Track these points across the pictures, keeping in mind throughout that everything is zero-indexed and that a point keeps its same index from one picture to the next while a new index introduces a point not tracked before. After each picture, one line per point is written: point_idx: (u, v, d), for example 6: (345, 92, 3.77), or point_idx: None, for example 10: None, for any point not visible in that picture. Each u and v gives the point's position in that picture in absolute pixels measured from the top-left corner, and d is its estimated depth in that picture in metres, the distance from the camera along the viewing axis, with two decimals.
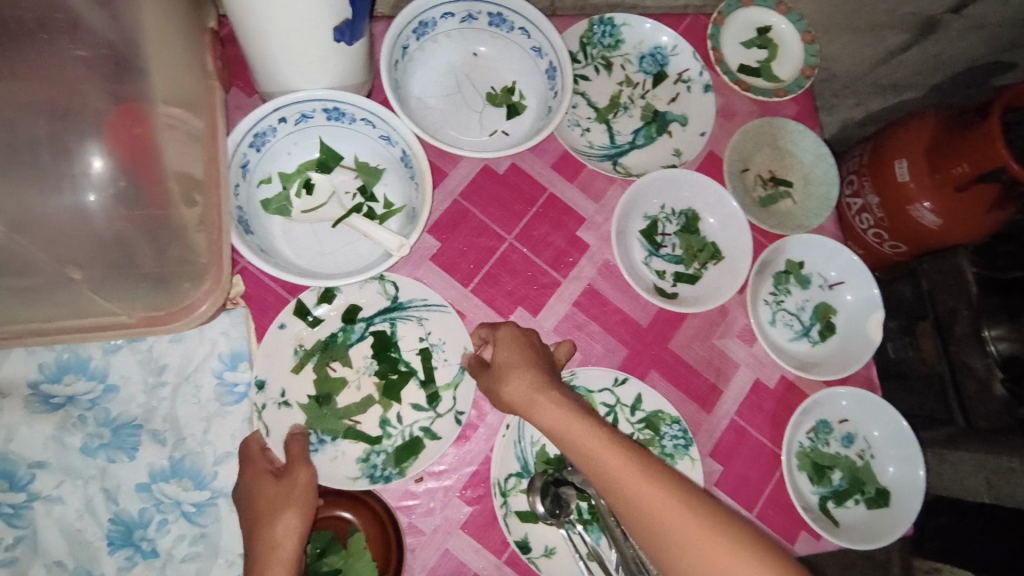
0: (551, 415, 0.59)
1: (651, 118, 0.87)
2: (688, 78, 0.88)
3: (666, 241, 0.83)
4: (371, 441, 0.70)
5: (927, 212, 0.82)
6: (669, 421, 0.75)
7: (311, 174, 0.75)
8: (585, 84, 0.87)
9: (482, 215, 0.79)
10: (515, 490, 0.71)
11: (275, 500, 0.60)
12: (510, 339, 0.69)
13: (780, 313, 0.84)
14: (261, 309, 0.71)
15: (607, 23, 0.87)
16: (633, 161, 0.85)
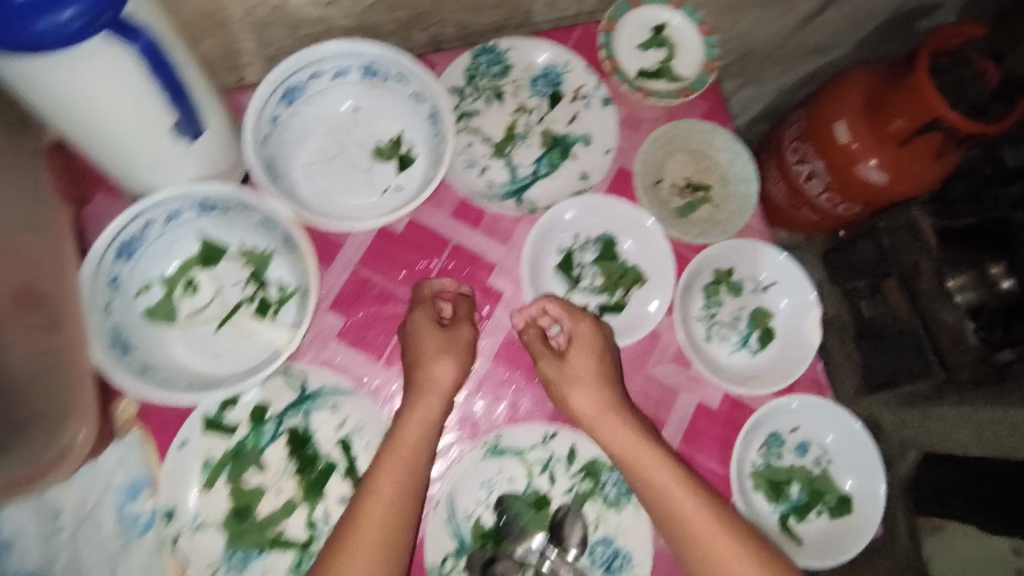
0: (624, 439, 0.66)
1: (552, 144, 0.82)
2: (586, 94, 0.83)
3: (584, 273, 0.79)
4: (299, 547, 0.66)
5: (873, 169, 0.83)
6: (609, 468, 0.72)
7: (195, 272, 0.70)
8: (475, 120, 0.81)
9: (384, 281, 0.75)
10: (455, 571, 0.67)
11: (427, 338, 0.69)
12: (585, 333, 0.71)
13: (715, 327, 0.80)
14: (162, 429, 0.66)
15: (491, 51, 0.82)
16: (539, 195, 0.80)
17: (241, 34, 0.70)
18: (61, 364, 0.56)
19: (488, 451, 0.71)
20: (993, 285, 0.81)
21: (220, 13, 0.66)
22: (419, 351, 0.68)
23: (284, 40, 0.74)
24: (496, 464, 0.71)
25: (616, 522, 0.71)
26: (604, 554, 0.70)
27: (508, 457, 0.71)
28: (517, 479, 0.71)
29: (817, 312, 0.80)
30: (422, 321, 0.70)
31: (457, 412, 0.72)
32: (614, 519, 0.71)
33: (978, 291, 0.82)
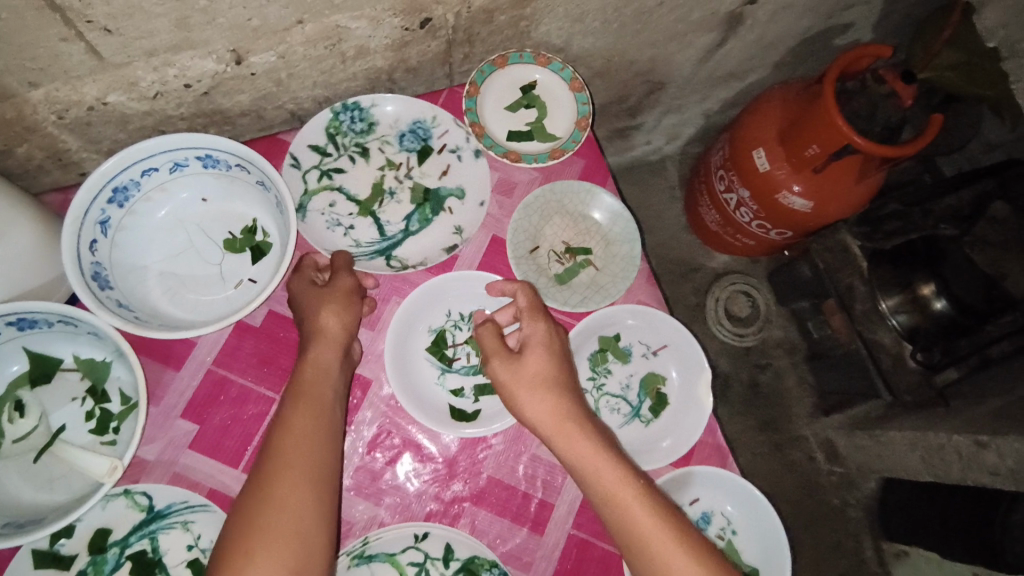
0: (579, 451, 0.63)
1: (422, 199, 0.79)
2: (457, 146, 0.80)
3: (458, 353, 0.76)
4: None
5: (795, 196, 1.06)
6: (488, 565, 0.66)
7: (24, 391, 0.65)
8: (340, 179, 0.79)
9: (243, 379, 0.71)
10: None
11: (323, 308, 0.67)
12: (541, 334, 0.68)
13: (603, 398, 0.76)
14: None
15: (352, 108, 0.78)
16: (409, 252, 0.77)
17: (61, 135, 0.67)
18: None
19: (354, 560, 0.65)
20: (922, 309, 1.08)
21: (27, 118, 0.63)
22: (312, 325, 0.66)
23: (115, 135, 0.71)
24: (365, 572, 0.66)
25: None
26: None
27: (377, 562, 0.66)
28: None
29: (708, 373, 0.75)
30: (300, 284, 0.70)
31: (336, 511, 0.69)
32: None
33: (909, 314, 1.09)
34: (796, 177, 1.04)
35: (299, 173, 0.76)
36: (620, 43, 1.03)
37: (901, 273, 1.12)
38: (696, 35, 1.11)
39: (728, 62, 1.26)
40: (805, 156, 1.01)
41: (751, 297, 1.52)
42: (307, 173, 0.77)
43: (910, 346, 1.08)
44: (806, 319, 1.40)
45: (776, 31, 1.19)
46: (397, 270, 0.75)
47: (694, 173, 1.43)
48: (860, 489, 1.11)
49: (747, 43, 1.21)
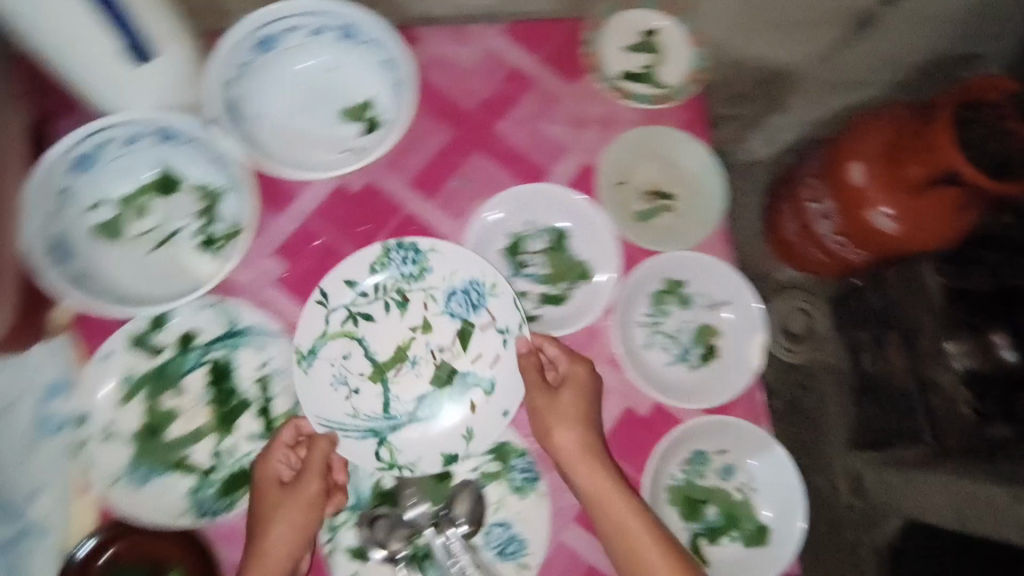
0: (593, 480, 0.67)
1: (444, 381, 0.74)
2: (505, 328, 0.74)
3: (531, 260, 0.79)
4: (201, 473, 0.68)
5: (885, 216, 0.84)
6: (517, 453, 0.72)
7: (149, 198, 0.73)
8: (365, 327, 0.74)
9: (333, 237, 0.76)
10: (347, 524, 0.69)
11: (276, 523, 0.65)
12: (580, 376, 0.71)
13: (656, 335, 0.79)
14: (93, 334, 0.69)
15: (408, 249, 0.74)
16: (404, 443, 0.71)
17: None
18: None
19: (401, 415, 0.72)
20: (990, 353, 0.92)
21: None
22: (257, 547, 0.64)
23: None
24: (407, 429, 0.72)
25: (517, 508, 0.70)
26: (500, 536, 0.69)
27: (419, 424, 0.72)
28: (425, 450, 0.71)
29: (763, 336, 0.77)
30: (266, 477, 0.67)
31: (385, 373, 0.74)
32: (517, 505, 0.70)
33: (975, 360, 0.92)
34: (886, 195, 0.83)
35: (323, 313, 0.72)
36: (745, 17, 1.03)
37: (977, 318, 0.93)
38: None
39: None
40: (912, 174, 0.80)
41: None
42: (333, 312, 0.73)
43: (966, 391, 0.93)
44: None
45: None
46: (385, 467, 0.70)
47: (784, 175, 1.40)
48: (880, 529, 1.01)
49: None
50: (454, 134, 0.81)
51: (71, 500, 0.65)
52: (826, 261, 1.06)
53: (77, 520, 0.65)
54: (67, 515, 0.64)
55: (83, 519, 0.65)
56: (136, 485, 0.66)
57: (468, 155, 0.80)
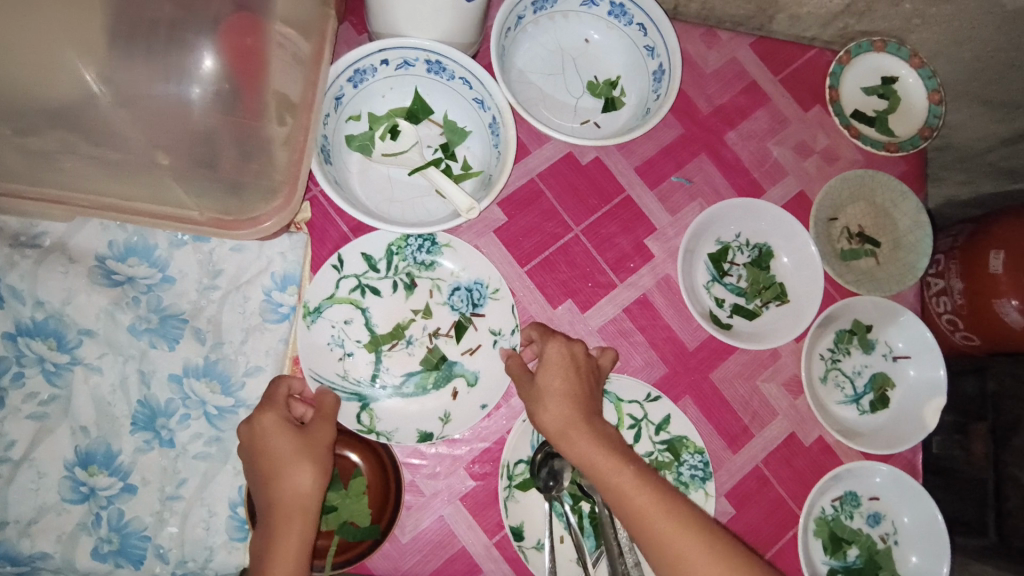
0: (583, 454, 0.59)
1: (433, 365, 0.71)
2: (498, 331, 0.72)
3: (732, 271, 0.80)
4: (384, 387, 0.70)
5: (1012, 309, 0.72)
6: (692, 450, 0.73)
7: (399, 121, 0.76)
8: (370, 300, 0.72)
9: (555, 201, 0.79)
10: (523, 475, 0.70)
11: (292, 464, 0.57)
12: (557, 355, 0.66)
13: (833, 372, 0.80)
14: (322, 242, 0.73)
15: (426, 237, 0.73)
16: (386, 411, 0.69)
17: None
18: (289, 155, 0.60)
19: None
20: None
21: None
22: (276, 485, 0.57)
23: None
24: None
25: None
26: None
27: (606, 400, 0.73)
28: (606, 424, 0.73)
29: (942, 401, 0.77)
30: (275, 424, 0.60)
31: None
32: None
33: None
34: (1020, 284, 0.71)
35: (334, 276, 0.70)
36: None
37: None
38: None
39: None
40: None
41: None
42: (343, 279, 0.71)
43: None
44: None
45: None
46: (363, 431, 0.67)
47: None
48: None
49: None
50: (684, 132, 0.83)
51: None
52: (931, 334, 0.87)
53: None
54: None
55: None
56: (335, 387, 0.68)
57: (694, 155, 0.82)
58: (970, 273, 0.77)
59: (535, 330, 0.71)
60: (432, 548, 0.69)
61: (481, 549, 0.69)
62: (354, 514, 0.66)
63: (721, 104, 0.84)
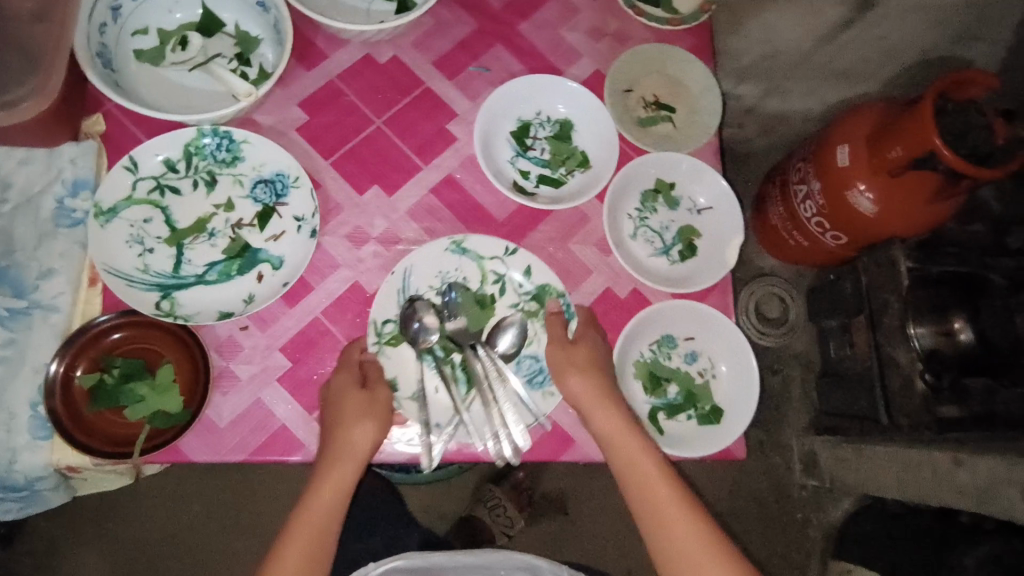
0: (614, 426, 0.71)
1: (237, 253, 0.74)
2: (300, 217, 0.75)
3: (535, 145, 0.84)
4: (189, 278, 0.72)
5: (864, 197, 1.11)
6: (555, 294, 0.76)
7: (189, 34, 0.77)
8: (170, 199, 0.73)
9: (355, 98, 0.81)
10: (391, 333, 0.74)
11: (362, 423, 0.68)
12: (592, 333, 0.75)
13: (642, 229, 0.84)
14: (118, 151, 0.73)
15: (222, 136, 0.74)
16: (188, 299, 0.71)
17: None
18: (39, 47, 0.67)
19: (452, 246, 0.76)
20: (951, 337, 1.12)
21: None
22: (344, 438, 0.68)
23: None
24: (456, 261, 0.77)
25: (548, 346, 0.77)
26: (529, 369, 0.76)
27: (468, 258, 0.77)
28: (470, 280, 0.77)
29: (740, 239, 0.83)
30: (343, 379, 0.70)
31: (382, 225, 0.78)
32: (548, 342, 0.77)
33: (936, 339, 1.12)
34: (868, 178, 1.10)
35: (129, 177, 0.71)
36: None
37: (942, 302, 1.14)
38: (823, 3, 1.18)
39: (846, 57, 1.30)
40: (888, 158, 1.05)
41: (784, 303, 1.59)
42: (140, 180, 0.72)
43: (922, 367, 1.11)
44: (829, 338, 1.50)
45: (902, 38, 1.23)
46: (162, 315, 0.69)
47: (773, 170, 1.49)
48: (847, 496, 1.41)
49: (872, 36, 1.23)
50: (478, 27, 0.87)
51: (80, 287, 0.69)
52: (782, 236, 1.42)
53: (83, 303, 0.69)
54: (73, 299, 0.68)
55: (90, 306, 0.69)
56: (130, 280, 0.69)
57: (490, 47, 0.86)
58: (829, 171, 1.17)
59: (585, 315, 0.76)
60: (254, 431, 0.70)
61: (301, 421, 0.71)
62: (160, 399, 0.66)
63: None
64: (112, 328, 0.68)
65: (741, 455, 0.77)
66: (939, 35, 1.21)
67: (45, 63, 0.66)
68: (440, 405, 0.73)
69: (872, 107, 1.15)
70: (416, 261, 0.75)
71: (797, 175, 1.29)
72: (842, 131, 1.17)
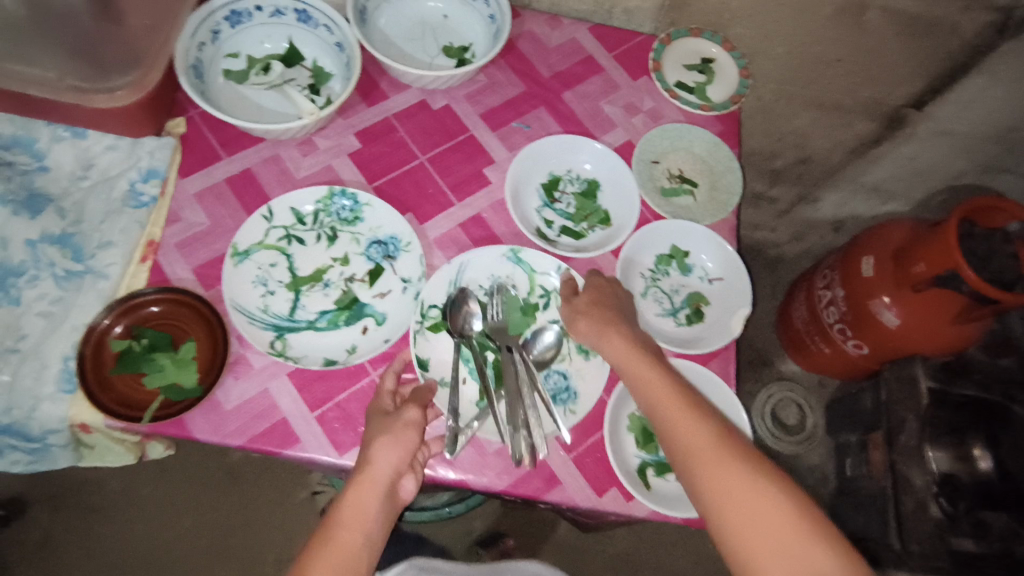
0: (652, 385, 0.68)
1: (346, 305, 0.80)
2: (407, 278, 0.81)
3: (562, 199, 0.90)
4: (301, 321, 0.78)
5: (886, 309, 1.17)
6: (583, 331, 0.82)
7: (272, 62, 0.88)
8: (295, 247, 0.81)
9: (405, 135, 0.90)
10: (436, 317, 0.79)
11: (381, 437, 0.67)
12: (597, 282, 0.79)
13: (653, 288, 0.88)
14: (192, 151, 0.82)
15: (348, 198, 0.83)
16: (299, 343, 0.77)
17: None
18: (140, 53, 0.77)
19: (509, 253, 0.83)
20: (969, 461, 1.20)
21: None
22: (363, 456, 0.67)
23: None
24: (510, 268, 0.83)
25: (578, 366, 0.80)
26: (556, 382, 0.79)
27: (521, 269, 0.83)
28: (519, 289, 0.83)
29: (747, 312, 0.85)
30: (376, 409, 0.71)
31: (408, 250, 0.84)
32: (579, 363, 0.80)
33: (955, 460, 1.21)
34: (894, 292, 1.15)
35: (263, 225, 0.79)
36: (787, 85, 1.19)
37: (961, 430, 1.23)
38: (856, 116, 1.24)
39: (877, 171, 1.36)
40: (914, 274, 1.09)
41: (802, 411, 1.57)
42: (272, 228, 0.80)
43: (937, 489, 1.19)
44: (846, 454, 1.48)
45: (929, 159, 1.30)
46: (275, 354, 0.74)
47: (801, 275, 1.51)
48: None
49: (900, 154, 1.30)
50: (526, 89, 0.96)
51: (130, 262, 0.76)
52: (799, 337, 1.45)
53: (130, 277, 0.75)
54: (122, 270, 0.75)
55: (135, 280, 0.75)
56: (247, 318, 0.75)
57: (534, 107, 0.95)
58: (858, 277, 1.22)
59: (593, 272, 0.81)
60: (255, 418, 0.72)
61: (300, 417, 0.73)
62: (179, 372, 0.70)
63: (561, 70, 0.98)
64: (150, 300, 0.73)
65: None
66: (966, 160, 1.28)
67: (147, 62, 0.76)
68: (466, 397, 0.77)
69: (903, 223, 1.20)
70: (473, 257, 0.82)
71: (823, 278, 1.35)
72: (873, 239, 1.23)
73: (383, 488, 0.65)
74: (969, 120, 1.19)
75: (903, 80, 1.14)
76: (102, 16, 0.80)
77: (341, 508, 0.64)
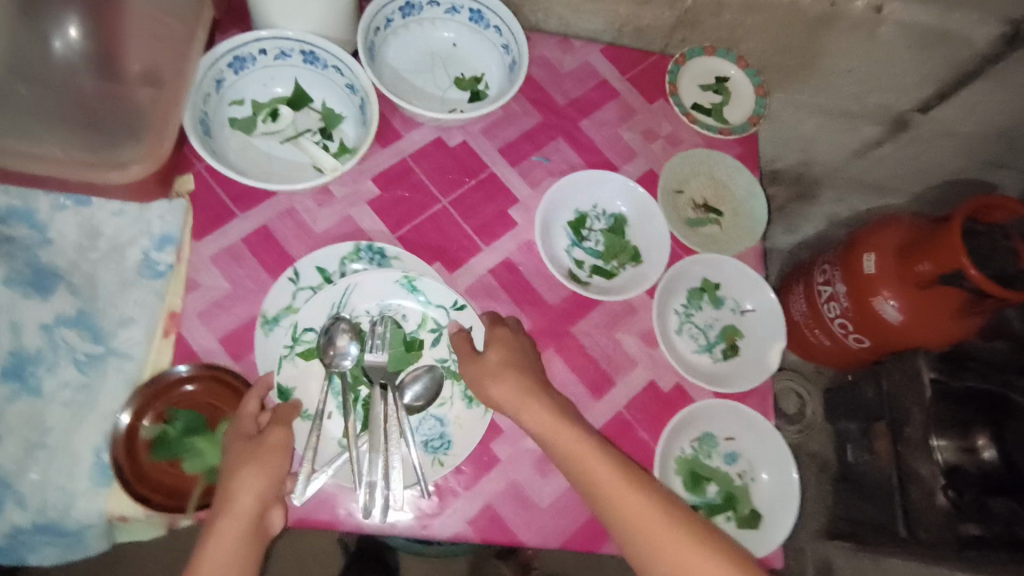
0: (579, 458, 0.67)
1: None
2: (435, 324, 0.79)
3: (590, 236, 0.88)
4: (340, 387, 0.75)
5: (891, 305, 1.12)
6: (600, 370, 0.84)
7: (280, 107, 0.83)
8: None
9: (425, 177, 0.87)
10: (308, 341, 0.74)
11: (245, 469, 0.63)
12: (507, 335, 0.75)
13: (687, 325, 0.87)
14: (203, 211, 0.78)
15: (376, 252, 0.80)
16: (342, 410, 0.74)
17: None
18: (148, 118, 0.73)
19: (403, 280, 0.78)
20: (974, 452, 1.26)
21: None
22: (226, 488, 0.63)
23: None
24: (400, 295, 0.79)
25: (457, 413, 0.76)
26: (429, 429, 0.74)
27: (414, 298, 0.79)
28: (407, 321, 0.78)
29: (782, 344, 0.86)
30: (234, 433, 0.66)
31: None
32: (459, 409, 0.76)
33: (955, 453, 1.26)
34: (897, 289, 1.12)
35: (291, 288, 0.76)
36: (795, 95, 1.18)
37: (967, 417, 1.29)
38: (862, 121, 1.24)
39: (878, 170, 1.36)
40: (917, 272, 1.08)
41: None
42: (300, 291, 0.76)
43: (944, 480, 1.22)
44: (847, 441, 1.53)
45: (930, 159, 1.31)
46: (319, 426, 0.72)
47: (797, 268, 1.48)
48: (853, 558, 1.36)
49: (901, 155, 1.31)
50: (542, 120, 0.93)
51: (154, 338, 0.72)
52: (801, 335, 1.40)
53: (156, 354, 0.72)
54: (147, 348, 0.71)
55: (161, 358, 0.72)
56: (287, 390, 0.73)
57: (552, 139, 0.92)
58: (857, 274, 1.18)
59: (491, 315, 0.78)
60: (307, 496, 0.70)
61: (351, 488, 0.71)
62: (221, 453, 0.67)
63: (576, 97, 0.96)
64: (179, 380, 0.69)
65: (778, 562, 0.77)
66: (966, 159, 1.29)
67: (157, 128, 0.72)
68: (330, 434, 0.72)
69: (902, 221, 1.17)
70: (361, 281, 0.76)
71: (822, 273, 1.30)
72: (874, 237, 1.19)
73: (248, 523, 0.62)
74: (972, 122, 1.20)
75: (910, 88, 1.15)
76: (99, 75, 0.75)
77: (205, 563, 0.60)
